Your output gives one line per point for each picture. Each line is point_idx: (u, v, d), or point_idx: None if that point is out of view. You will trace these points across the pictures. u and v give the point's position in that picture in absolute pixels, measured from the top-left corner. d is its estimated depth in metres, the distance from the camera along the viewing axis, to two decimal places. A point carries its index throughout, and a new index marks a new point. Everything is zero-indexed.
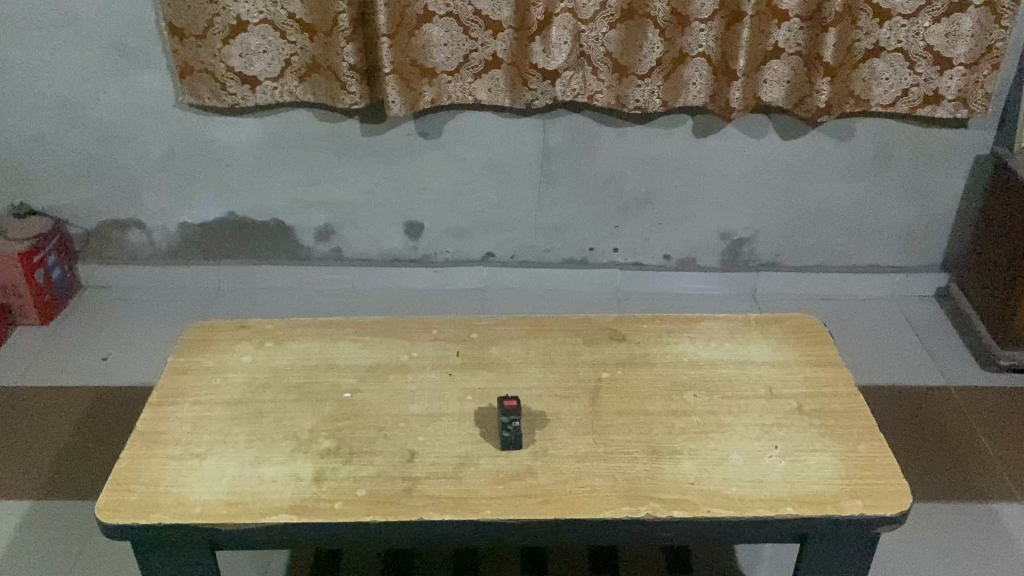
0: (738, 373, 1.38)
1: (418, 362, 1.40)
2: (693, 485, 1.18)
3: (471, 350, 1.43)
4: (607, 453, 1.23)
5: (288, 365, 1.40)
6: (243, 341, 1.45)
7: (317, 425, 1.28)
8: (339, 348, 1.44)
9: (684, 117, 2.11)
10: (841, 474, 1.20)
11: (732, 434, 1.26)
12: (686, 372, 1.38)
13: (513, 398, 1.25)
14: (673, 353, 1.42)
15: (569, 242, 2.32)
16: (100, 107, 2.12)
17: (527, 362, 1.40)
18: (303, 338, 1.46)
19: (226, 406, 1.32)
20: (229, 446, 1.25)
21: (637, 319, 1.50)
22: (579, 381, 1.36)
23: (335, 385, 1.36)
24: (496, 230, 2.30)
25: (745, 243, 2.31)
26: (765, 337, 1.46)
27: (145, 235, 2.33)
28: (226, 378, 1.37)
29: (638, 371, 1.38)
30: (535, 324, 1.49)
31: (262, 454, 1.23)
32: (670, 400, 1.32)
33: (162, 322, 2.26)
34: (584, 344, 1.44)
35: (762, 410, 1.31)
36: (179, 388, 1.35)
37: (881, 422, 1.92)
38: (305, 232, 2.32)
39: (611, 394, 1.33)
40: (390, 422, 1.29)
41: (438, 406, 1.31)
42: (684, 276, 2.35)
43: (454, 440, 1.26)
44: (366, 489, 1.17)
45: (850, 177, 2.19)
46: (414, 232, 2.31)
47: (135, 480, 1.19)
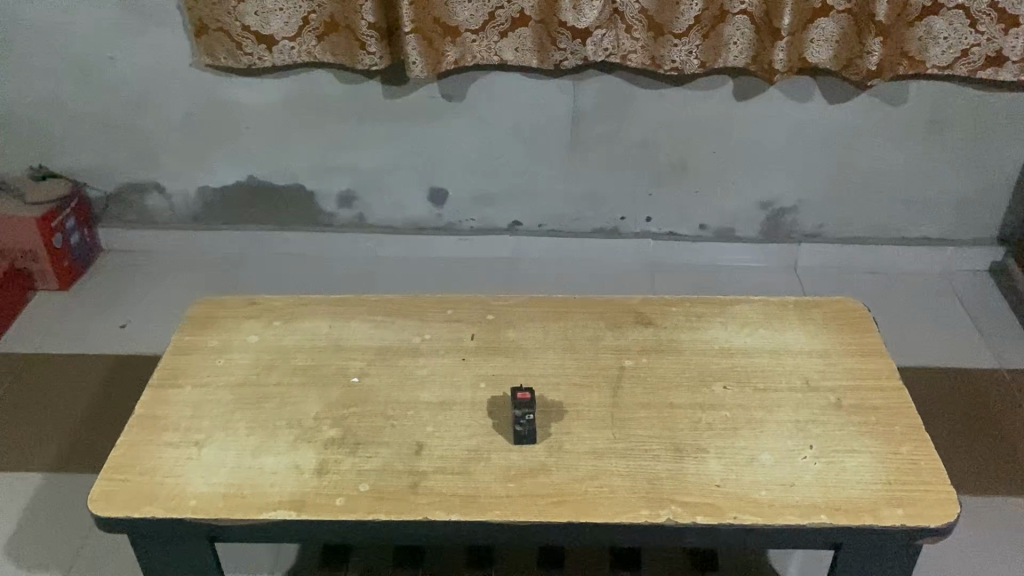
0: (772, 362, 1.28)
1: (430, 344, 1.33)
2: (719, 487, 1.10)
3: (488, 333, 1.35)
4: (628, 450, 1.15)
5: (296, 346, 1.33)
6: (251, 318, 1.39)
7: (322, 412, 1.22)
8: (348, 328, 1.37)
9: (723, 79, 1.98)
10: (881, 478, 1.11)
11: (763, 431, 1.17)
12: (715, 361, 1.28)
13: (527, 390, 1.17)
14: (702, 340, 1.32)
15: (599, 210, 2.22)
16: (116, 68, 2.05)
17: (546, 348, 1.32)
18: (313, 316, 1.39)
19: (229, 390, 1.26)
20: (230, 433, 1.19)
21: (665, 300, 1.41)
22: (600, 368, 1.28)
23: (342, 368, 1.29)
24: (523, 197, 2.21)
25: (787, 212, 2.19)
26: (803, 322, 1.36)
27: (165, 199, 2.28)
28: (230, 359, 1.31)
29: (663, 359, 1.29)
30: (556, 306, 1.40)
31: (263, 442, 1.17)
32: (697, 392, 1.23)
33: (183, 288, 2.22)
34: (606, 329, 1.35)
35: (797, 404, 1.21)
36: (182, 369, 1.30)
37: (928, 406, 1.81)
38: (327, 198, 2.25)
39: (634, 384, 1.25)
40: (399, 409, 1.22)
41: (450, 393, 1.24)
42: (721, 247, 2.24)
43: (465, 431, 1.18)
44: (370, 484, 1.11)
45: (902, 143, 2.06)
46: (439, 199, 2.23)
47: (132, 469, 1.14)
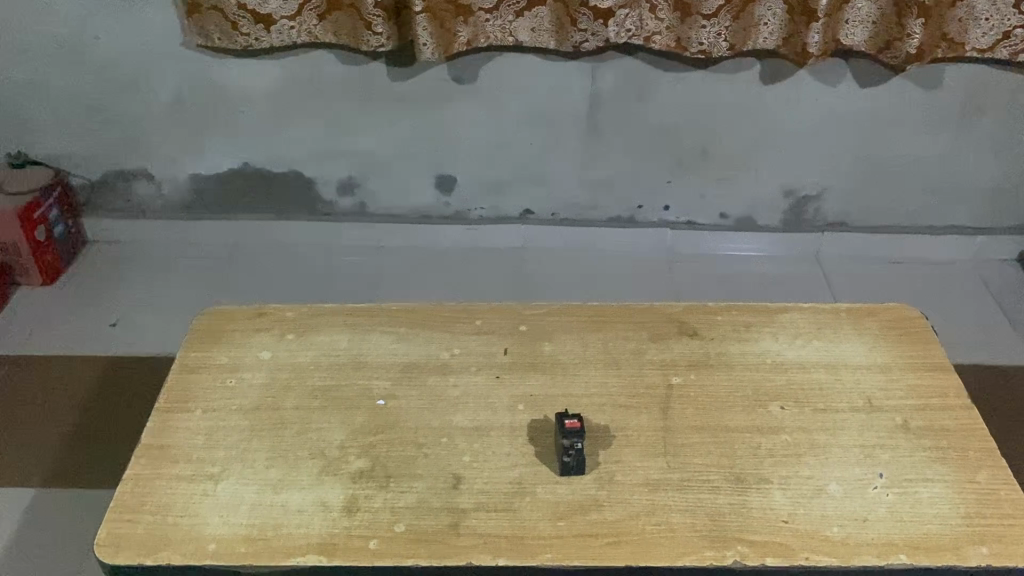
0: (830, 379, 1.19)
1: (460, 360, 1.22)
2: (787, 524, 1.01)
3: (522, 346, 1.24)
4: (684, 483, 1.06)
5: (313, 363, 1.23)
6: (262, 331, 1.28)
7: (346, 440, 1.12)
8: (369, 342, 1.26)
9: (750, 62, 1.87)
10: (960, 511, 1.02)
11: (829, 458, 1.09)
12: (770, 378, 1.19)
13: (577, 417, 1.07)
14: (753, 354, 1.23)
15: (615, 199, 2.11)
16: (100, 48, 1.91)
17: (586, 364, 1.22)
18: (329, 329, 1.28)
19: (244, 415, 1.15)
20: (248, 465, 1.09)
21: (709, 307, 1.31)
22: (646, 388, 1.18)
23: (366, 388, 1.18)
24: (535, 185, 2.10)
25: (811, 201, 2.10)
26: (859, 333, 1.27)
27: (154, 187, 2.14)
28: (243, 379, 1.20)
29: (713, 376, 1.20)
30: (593, 315, 1.30)
31: (285, 477, 1.07)
32: (753, 413, 1.14)
33: (177, 282, 2.09)
34: (649, 342, 1.25)
35: (861, 427, 1.13)
36: (191, 391, 1.19)
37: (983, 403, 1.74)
38: (327, 186, 2.12)
39: (684, 406, 1.15)
40: (431, 437, 1.12)
41: (486, 417, 1.14)
42: (742, 237, 2.15)
43: (506, 461, 1.09)
44: (406, 524, 1.01)
45: (934, 129, 1.96)
46: (446, 187, 2.11)
47: (142, 509, 1.03)
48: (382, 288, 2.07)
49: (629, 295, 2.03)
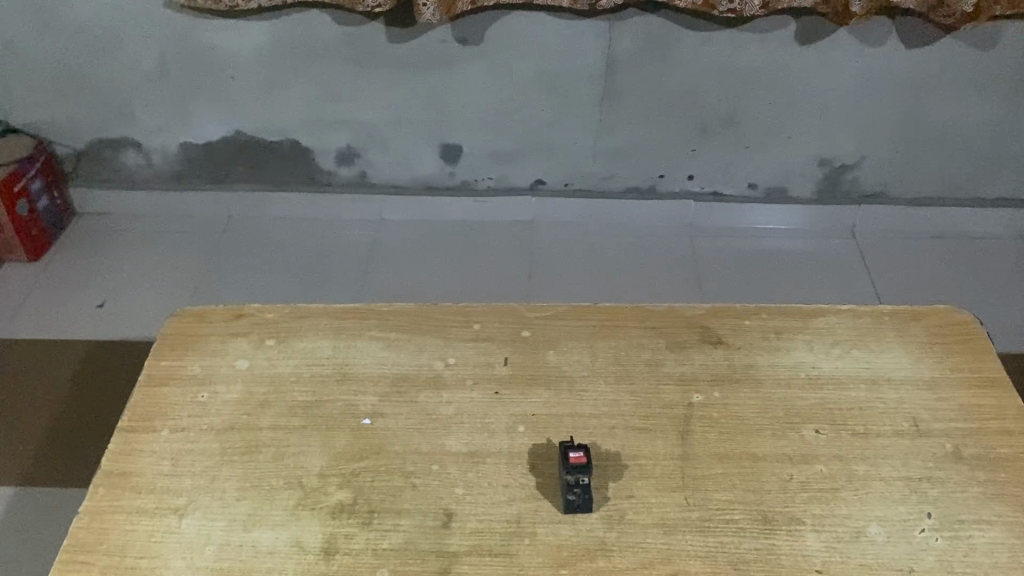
0: (871, 397, 1.06)
1: (456, 372, 1.10)
2: (820, 575, 0.89)
3: (525, 356, 1.12)
4: (704, 523, 0.94)
5: (292, 374, 1.11)
6: (239, 336, 1.16)
7: (326, 466, 1.00)
8: (356, 350, 1.13)
9: (785, 21, 1.70)
10: (1020, 561, 0.89)
11: (869, 493, 0.96)
12: (802, 397, 1.06)
13: (583, 449, 0.96)
14: (783, 368, 1.10)
15: (634, 168, 1.96)
16: (76, 8, 1.77)
17: (596, 377, 1.09)
18: (313, 333, 1.16)
19: (215, 435, 1.04)
20: (216, 497, 0.98)
21: (735, 311, 1.18)
22: (663, 407, 1.06)
23: (350, 404, 1.07)
24: (548, 154, 1.95)
25: (847, 170, 1.94)
26: (903, 342, 1.13)
27: (142, 157, 2.01)
28: (216, 393, 1.09)
29: (738, 394, 1.07)
30: (605, 318, 1.17)
31: (257, 511, 0.96)
32: (783, 439, 1.02)
33: (168, 258, 1.98)
34: (667, 352, 1.12)
35: (905, 455, 1.00)
36: (157, 406, 1.07)
37: None
38: (325, 155, 1.99)
39: (705, 430, 1.03)
40: (421, 463, 1.00)
41: (483, 441, 1.02)
42: (770, 209, 2.00)
43: (503, 494, 0.97)
44: (389, 571, 0.90)
45: (986, 93, 1.78)
46: (452, 156, 1.97)
47: (97, 549, 0.93)
48: (384, 266, 1.95)
49: (647, 275, 1.90)
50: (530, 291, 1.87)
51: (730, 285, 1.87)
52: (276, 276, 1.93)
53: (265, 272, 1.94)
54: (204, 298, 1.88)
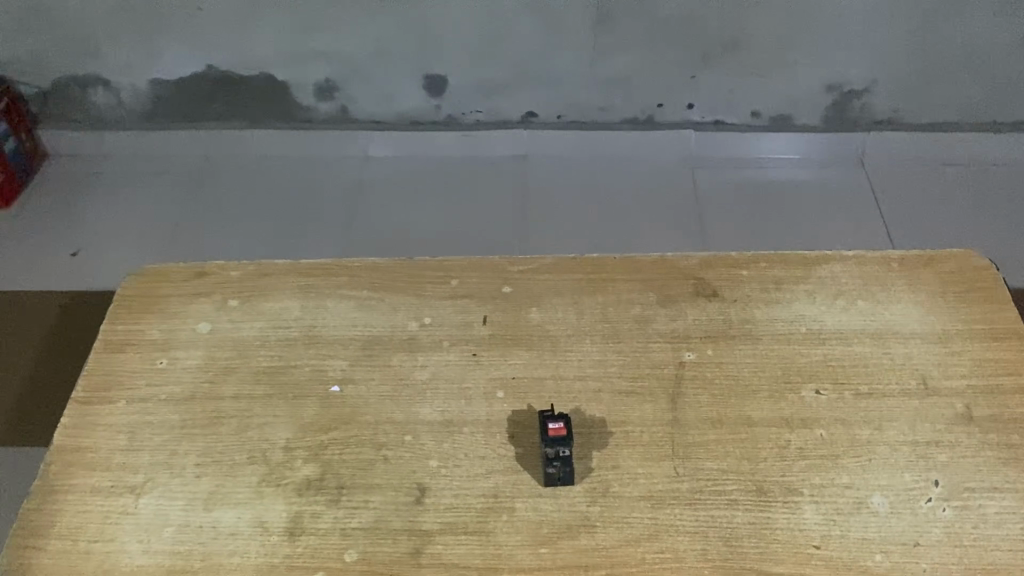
0: (876, 353, 0.99)
1: (431, 333, 1.03)
2: (817, 551, 0.83)
3: (506, 313, 1.04)
4: (694, 495, 0.87)
5: (257, 338, 1.04)
6: (202, 297, 1.09)
7: (292, 438, 0.94)
8: (326, 310, 1.06)
9: None
10: None
11: (872, 460, 0.89)
12: (802, 354, 0.99)
13: (563, 420, 0.89)
14: (782, 323, 1.02)
15: (630, 98, 1.85)
16: None
17: (581, 336, 1.02)
18: (280, 293, 1.09)
19: (175, 407, 0.98)
20: (176, 474, 0.92)
21: (732, 260, 1.10)
22: (653, 367, 0.98)
23: (319, 370, 1.00)
24: (538, 84, 1.84)
25: (857, 96, 1.82)
26: (912, 291, 1.05)
27: (112, 95, 1.91)
28: (177, 360, 1.02)
29: (733, 353, 1.00)
30: (592, 270, 1.09)
31: (219, 488, 0.90)
32: (781, 401, 0.95)
33: (145, 202, 1.90)
34: (657, 307, 1.04)
35: (912, 418, 0.93)
36: (114, 375, 1.01)
37: None
38: (303, 90, 1.88)
39: (697, 392, 0.96)
40: (392, 434, 0.94)
41: (460, 408, 0.96)
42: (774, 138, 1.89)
43: (480, 466, 0.91)
44: (357, 552, 0.85)
45: (1008, 10, 1.66)
46: (437, 88, 1.86)
47: (49, 533, 0.87)
48: (370, 207, 1.86)
49: (644, 213, 1.82)
50: (523, 232, 1.79)
51: (732, 222, 1.79)
52: (258, 219, 1.85)
53: (246, 216, 1.86)
54: (183, 245, 1.80)
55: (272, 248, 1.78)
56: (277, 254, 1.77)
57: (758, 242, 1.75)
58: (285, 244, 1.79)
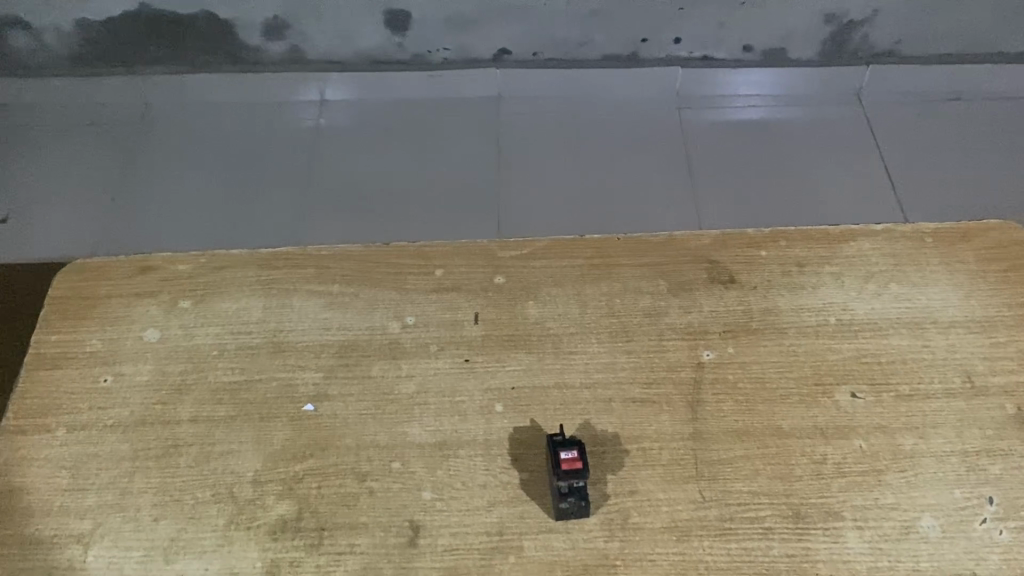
0: (915, 346, 0.88)
1: (414, 336, 0.90)
2: None
3: (499, 309, 0.92)
4: (724, 524, 0.78)
5: (213, 347, 0.90)
6: (147, 297, 0.95)
7: (261, 469, 0.82)
8: (292, 310, 0.93)
9: None
10: None
11: (918, 475, 0.80)
12: (834, 350, 0.88)
13: (577, 448, 0.78)
14: (810, 313, 0.91)
15: (612, 32, 1.70)
16: None
17: (586, 335, 0.90)
18: (237, 289, 0.95)
19: (123, 435, 0.85)
20: (128, 518, 0.80)
21: (749, 238, 0.97)
22: (669, 370, 0.87)
23: (288, 385, 0.87)
24: (512, 18, 1.67)
25: (856, 26, 1.68)
26: (950, 271, 0.94)
27: (33, 38, 1.70)
28: (122, 376, 0.89)
29: (757, 350, 0.88)
30: (593, 253, 0.96)
31: (180, 534, 0.78)
32: (813, 407, 0.85)
33: (79, 159, 1.71)
34: (670, 297, 0.92)
35: (960, 423, 0.83)
36: (49, 398, 0.87)
37: None
38: (250, 28, 1.69)
39: (720, 399, 0.85)
40: (377, 461, 0.82)
41: (453, 427, 0.84)
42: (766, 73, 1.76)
43: (481, 497, 0.80)
44: None
45: None
46: (400, 25, 1.68)
47: None
48: (330, 157, 1.70)
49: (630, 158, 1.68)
50: (500, 182, 1.65)
51: (724, 166, 1.66)
52: (207, 174, 1.68)
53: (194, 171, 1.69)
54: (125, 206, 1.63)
55: (225, 207, 1.62)
56: (231, 214, 1.61)
57: (752, 190, 1.63)
58: (240, 203, 1.63)
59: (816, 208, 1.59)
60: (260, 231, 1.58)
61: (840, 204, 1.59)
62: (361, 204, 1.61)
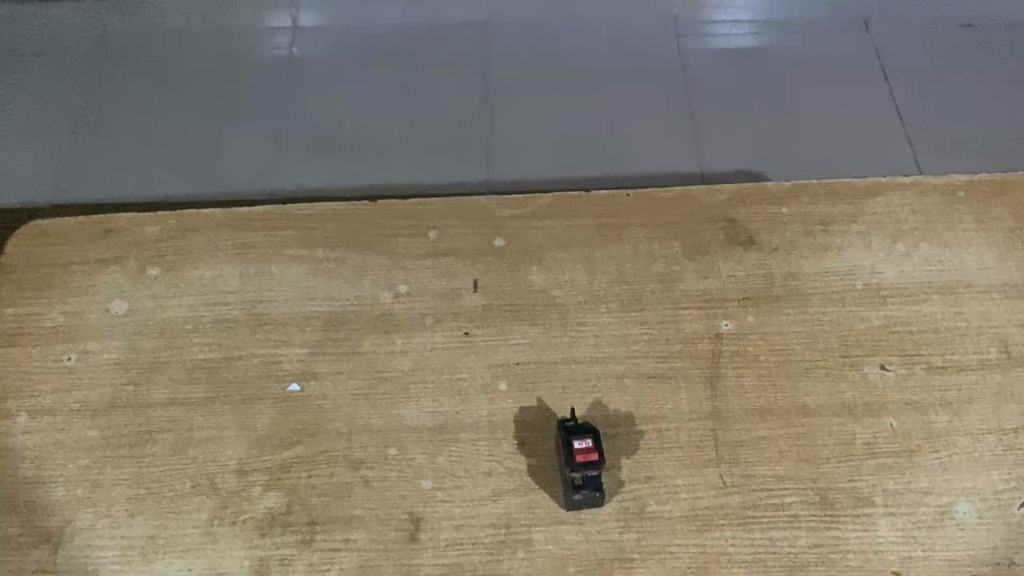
0: (947, 313, 0.82)
1: (407, 307, 0.83)
2: None
3: (500, 276, 0.84)
4: (747, 513, 0.73)
5: (187, 320, 0.83)
6: (112, 263, 0.86)
7: (245, 457, 0.75)
8: (273, 279, 0.85)
9: None
10: None
11: (952, 456, 0.75)
12: (862, 318, 0.82)
13: (592, 440, 0.73)
14: (836, 278, 0.84)
15: None
16: None
17: (595, 303, 0.83)
18: (211, 256, 0.86)
19: (91, 420, 0.77)
20: (101, 514, 0.73)
21: (768, 193, 0.90)
22: (685, 342, 0.81)
23: (271, 363, 0.80)
24: None
25: None
26: (983, 229, 0.88)
27: None
28: (88, 354, 0.81)
29: (779, 319, 0.82)
30: (600, 211, 0.88)
31: (159, 532, 0.72)
32: (840, 382, 0.79)
33: None
34: (684, 261, 0.85)
35: (995, 398, 0.78)
36: (9, 379, 0.79)
37: None
38: None
39: (741, 373, 0.79)
40: (370, 448, 0.76)
41: (452, 409, 0.77)
42: None
43: (486, 486, 0.74)
44: None
45: None
46: None
47: None
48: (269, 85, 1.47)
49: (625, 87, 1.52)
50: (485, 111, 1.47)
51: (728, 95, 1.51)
52: (153, 99, 1.44)
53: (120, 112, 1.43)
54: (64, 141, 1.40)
55: (176, 139, 1.40)
56: (186, 147, 1.39)
57: (769, 141, 1.41)
58: (195, 132, 1.40)
59: (833, 135, 1.43)
60: (217, 167, 1.37)
61: (851, 129, 1.43)
62: (330, 131, 1.41)
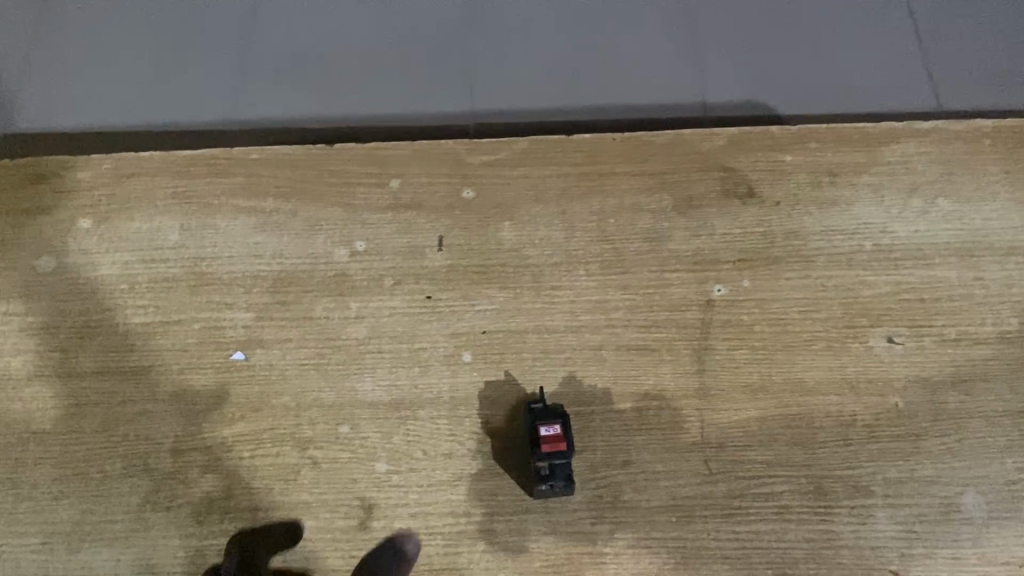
0: (966, 279, 0.74)
1: (364, 266, 0.74)
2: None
3: (468, 232, 0.76)
4: (733, 503, 0.66)
5: (121, 279, 0.75)
6: (39, 214, 0.77)
7: (181, 434, 0.69)
8: (216, 233, 0.77)
9: None
10: None
11: (963, 441, 0.68)
12: (869, 284, 0.74)
13: (559, 424, 0.65)
14: (842, 238, 0.76)
15: None
16: None
17: (572, 265, 0.74)
18: (147, 207, 0.78)
19: (14, 393, 0.70)
20: (24, 497, 0.67)
21: (772, 139, 0.80)
22: (670, 310, 0.73)
23: (212, 328, 0.72)
24: None
25: None
26: (1011, 182, 0.78)
27: None
28: (11, 319, 0.73)
29: (777, 284, 0.74)
30: (582, 158, 0.79)
31: (86, 518, 0.66)
32: (842, 357, 0.71)
33: None
34: (674, 217, 0.76)
35: (1014, 376, 0.70)
36: None
37: None
38: None
39: (732, 345, 0.71)
40: (320, 426, 0.69)
41: (411, 383, 0.70)
42: None
43: (446, 471, 0.67)
44: None
45: None
46: None
47: None
48: None
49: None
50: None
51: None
52: None
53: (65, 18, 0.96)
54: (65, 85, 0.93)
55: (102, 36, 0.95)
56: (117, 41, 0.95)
57: (769, 72, 0.94)
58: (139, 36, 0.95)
59: (861, 92, 0.93)
60: (189, 80, 0.93)
61: (865, 56, 0.95)
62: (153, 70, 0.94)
